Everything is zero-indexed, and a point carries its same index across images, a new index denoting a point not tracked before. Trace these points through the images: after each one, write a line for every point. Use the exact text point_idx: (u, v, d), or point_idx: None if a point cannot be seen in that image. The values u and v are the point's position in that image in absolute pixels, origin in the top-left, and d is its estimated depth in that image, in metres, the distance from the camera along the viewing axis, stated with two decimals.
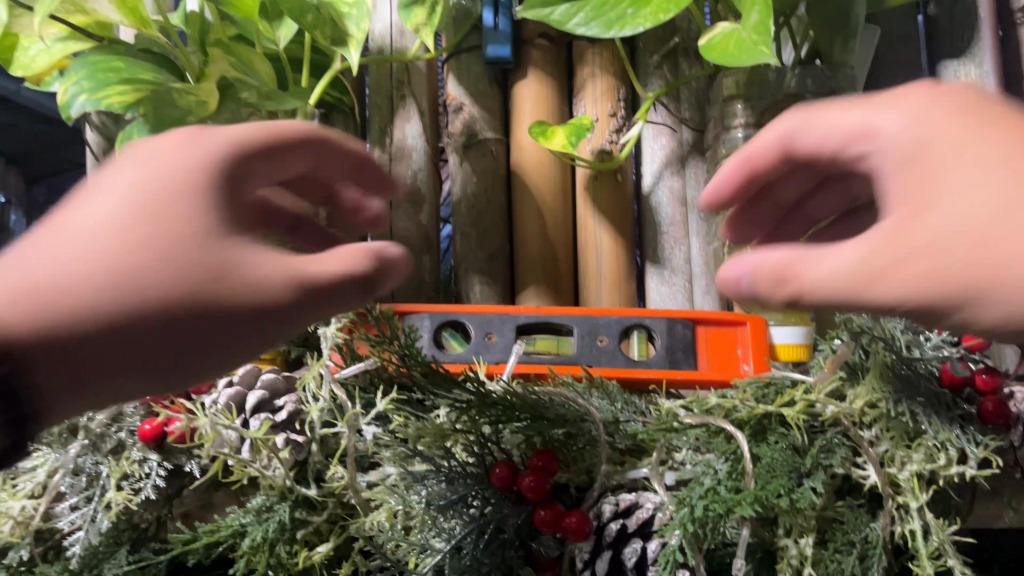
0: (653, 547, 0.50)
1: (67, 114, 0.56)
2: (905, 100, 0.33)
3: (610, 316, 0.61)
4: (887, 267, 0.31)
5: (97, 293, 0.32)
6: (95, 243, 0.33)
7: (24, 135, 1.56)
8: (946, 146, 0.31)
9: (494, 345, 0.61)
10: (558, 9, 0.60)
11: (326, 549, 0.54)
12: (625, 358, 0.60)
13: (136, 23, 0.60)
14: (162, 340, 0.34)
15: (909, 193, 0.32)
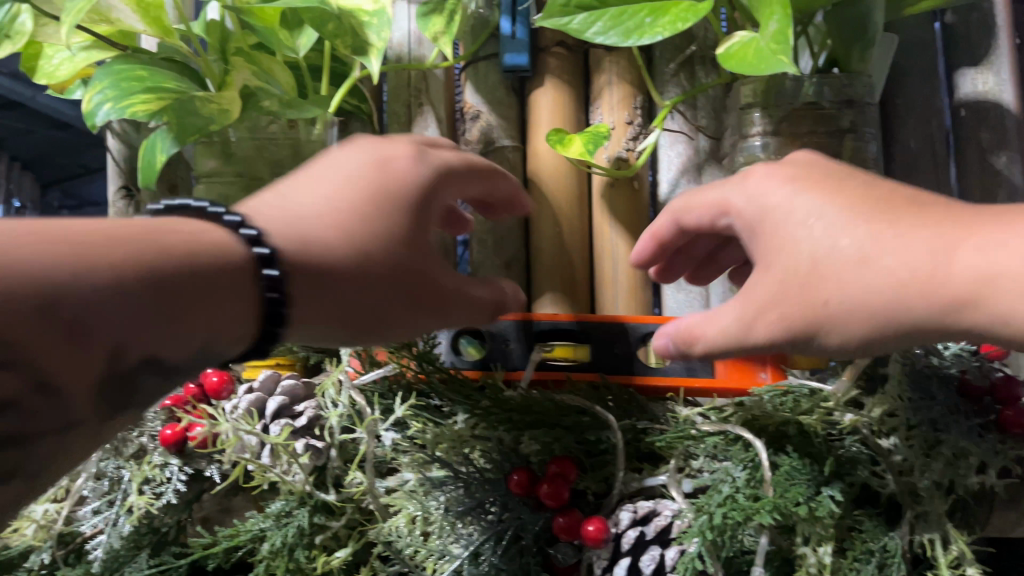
0: (671, 555, 0.49)
1: (92, 123, 0.57)
2: (751, 180, 0.44)
3: (626, 324, 0.62)
4: (757, 310, 0.40)
5: (337, 242, 0.39)
6: (346, 213, 0.40)
7: (40, 140, 1.57)
8: (786, 212, 0.41)
9: (512, 352, 0.62)
10: (576, 18, 0.60)
11: (344, 555, 0.54)
12: (642, 366, 0.61)
13: (160, 32, 0.60)
14: (365, 294, 0.40)
15: (765, 252, 0.41)
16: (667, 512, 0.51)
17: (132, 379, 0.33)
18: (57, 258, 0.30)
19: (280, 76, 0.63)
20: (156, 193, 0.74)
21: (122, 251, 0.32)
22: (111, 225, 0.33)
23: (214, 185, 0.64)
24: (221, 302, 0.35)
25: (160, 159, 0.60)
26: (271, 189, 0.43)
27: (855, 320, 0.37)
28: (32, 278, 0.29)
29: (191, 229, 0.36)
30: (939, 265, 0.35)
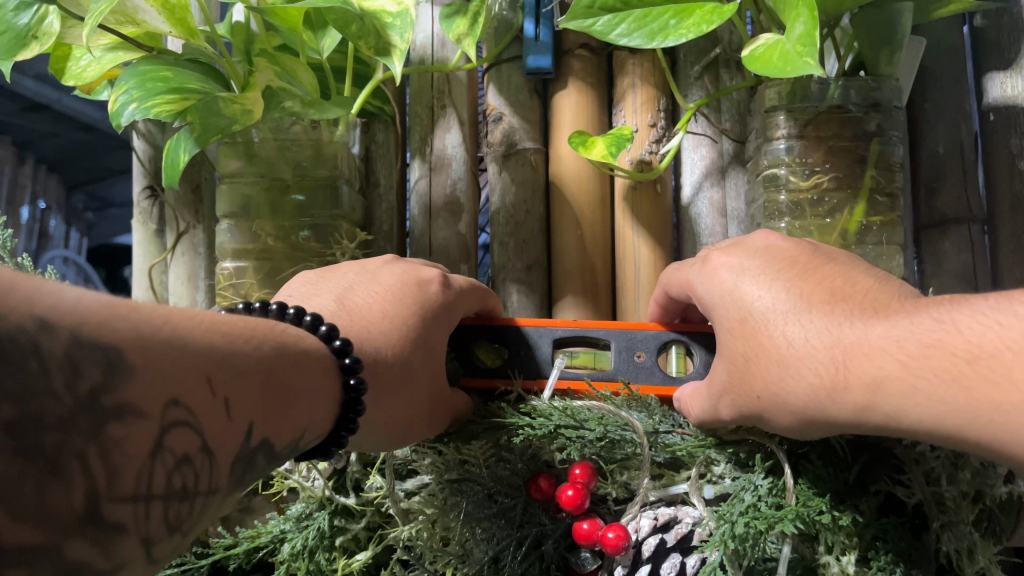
0: (692, 562, 0.50)
1: (117, 123, 0.57)
2: (710, 266, 0.50)
3: (649, 330, 0.58)
4: (714, 397, 0.47)
5: (387, 329, 0.50)
6: (386, 320, 0.50)
7: (66, 142, 1.60)
8: (728, 303, 0.47)
9: (531, 358, 0.59)
10: (600, 20, 0.59)
11: (364, 559, 0.55)
12: (663, 374, 0.58)
13: (185, 33, 0.61)
14: (404, 396, 0.49)
15: (720, 340, 0.47)
16: (689, 520, 0.52)
17: (254, 454, 0.38)
18: (230, 341, 0.38)
19: (302, 78, 0.63)
20: (180, 194, 0.74)
21: (251, 342, 0.39)
22: (237, 324, 0.40)
23: (237, 186, 0.65)
24: (316, 392, 0.43)
25: (184, 159, 0.59)
26: (333, 293, 0.52)
27: (786, 410, 0.42)
28: (212, 351, 0.36)
29: (293, 334, 0.43)
30: (841, 370, 0.40)
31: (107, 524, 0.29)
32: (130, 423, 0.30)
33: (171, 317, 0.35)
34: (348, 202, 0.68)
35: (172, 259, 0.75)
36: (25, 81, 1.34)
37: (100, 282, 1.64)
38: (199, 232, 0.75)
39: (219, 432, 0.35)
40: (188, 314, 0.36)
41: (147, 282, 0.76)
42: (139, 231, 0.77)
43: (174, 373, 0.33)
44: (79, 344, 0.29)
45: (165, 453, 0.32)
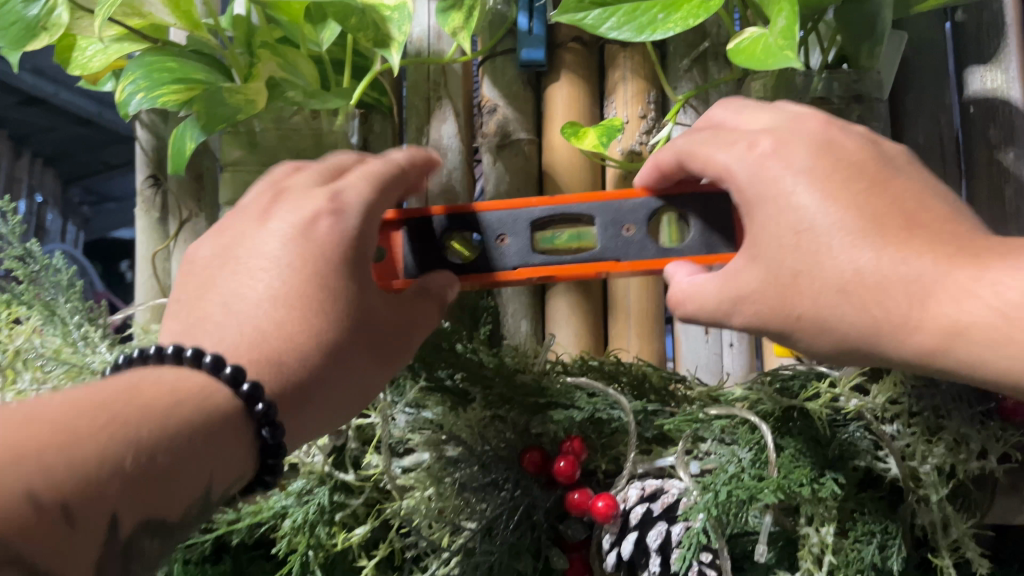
0: (677, 531, 0.52)
1: (125, 112, 0.59)
2: (755, 157, 0.46)
3: (635, 198, 0.51)
4: (732, 300, 0.45)
5: (289, 326, 0.44)
6: (277, 311, 0.45)
7: (62, 136, 1.62)
8: (780, 206, 0.44)
9: (508, 249, 0.52)
10: (591, 14, 0.61)
11: (364, 532, 0.58)
12: (656, 247, 0.51)
13: (190, 26, 0.63)
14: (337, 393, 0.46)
15: (756, 240, 0.45)
16: (674, 490, 0.54)
17: (129, 547, 0.36)
18: (67, 439, 0.35)
19: (303, 69, 0.64)
20: (184, 182, 0.76)
21: (95, 430, 0.36)
22: (86, 404, 0.37)
23: (239, 175, 0.67)
24: (208, 454, 0.40)
25: (190, 147, 0.61)
26: (218, 297, 0.46)
27: (818, 333, 0.43)
28: (33, 463, 0.33)
29: (166, 393, 0.40)
30: (916, 312, 0.40)
31: None
32: None
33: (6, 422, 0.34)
34: None
35: (175, 246, 0.77)
36: (24, 73, 1.37)
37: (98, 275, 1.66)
38: (201, 220, 0.76)
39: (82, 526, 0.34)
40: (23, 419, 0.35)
41: (151, 268, 0.77)
42: (142, 220, 0.79)
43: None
44: None
45: None
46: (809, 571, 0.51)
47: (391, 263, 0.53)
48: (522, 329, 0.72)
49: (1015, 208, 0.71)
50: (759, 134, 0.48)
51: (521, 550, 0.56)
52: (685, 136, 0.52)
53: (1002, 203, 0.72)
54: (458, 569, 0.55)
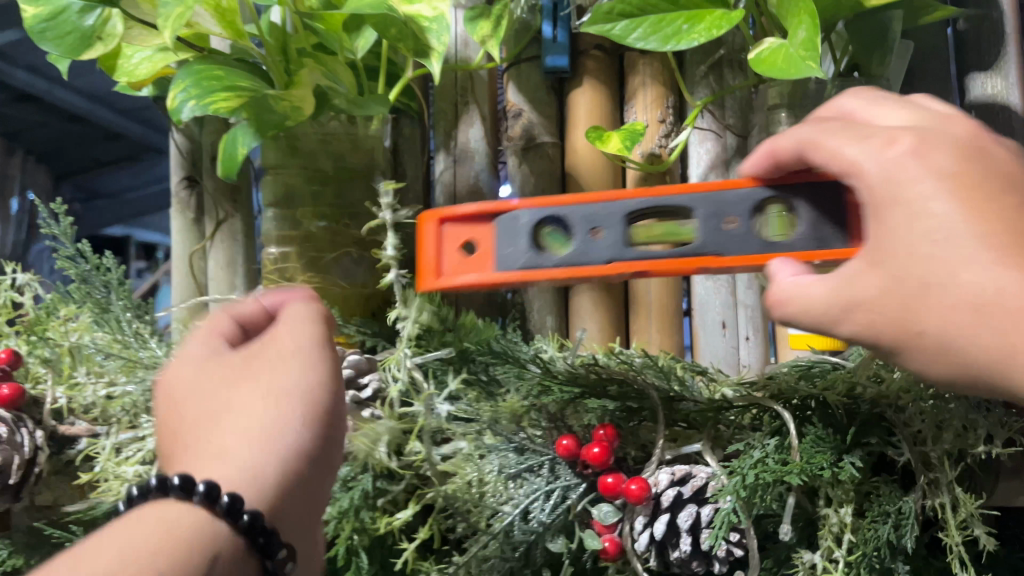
0: (707, 512, 0.56)
1: (176, 119, 0.61)
2: (893, 153, 0.41)
3: (742, 187, 0.47)
4: (843, 306, 0.41)
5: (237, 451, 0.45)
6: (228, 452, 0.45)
7: (53, 130, 1.70)
8: (917, 212, 0.39)
9: (600, 242, 0.48)
10: (618, 24, 0.64)
11: (405, 516, 0.61)
12: (760, 241, 0.46)
13: (234, 34, 0.65)
14: (302, 483, 0.46)
15: (879, 245, 0.41)
16: (702, 474, 0.58)
17: None
18: None
19: (342, 76, 0.67)
20: (219, 183, 0.79)
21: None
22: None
23: (281, 176, 0.70)
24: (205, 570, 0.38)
25: (241, 152, 0.64)
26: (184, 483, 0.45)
27: (934, 355, 0.40)
28: None
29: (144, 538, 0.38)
30: None
31: None
32: None
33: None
34: (382, 191, 0.73)
35: (211, 246, 0.79)
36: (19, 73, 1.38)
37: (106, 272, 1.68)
38: (237, 220, 0.79)
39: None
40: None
41: (188, 266, 0.80)
42: (177, 220, 0.81)
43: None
44: None
45: None
46: (829, 548, 0.55)
47: (481, 256, 0.50)
48: (547, 324, 0.76)
49: None
50: (899, 130, 0.43)
51: (554, 531, 0.60)
52: (809, 120, 0.47)
53: None
54: (497, 551, 0.59)
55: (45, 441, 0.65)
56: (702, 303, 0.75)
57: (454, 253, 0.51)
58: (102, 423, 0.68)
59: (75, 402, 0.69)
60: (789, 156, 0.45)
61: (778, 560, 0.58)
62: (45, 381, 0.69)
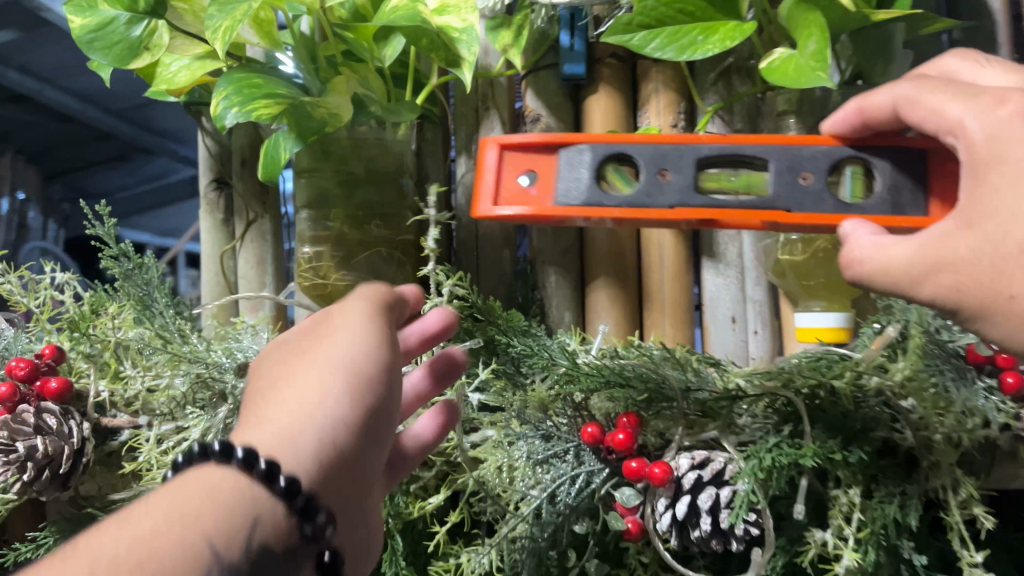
0: (725, 493, 0.60)
1: (220, 125, 0.64)
2: (999, 114, 0.46)
3: (817, 146, 0.54)
4: (927, 268, 0.46)
5: (281, 415, 0.46)
6: (274, 414, 0.46)
7: (46, 129, 1.75)
8: (1023, 173, 0.44)
9: (669, 184, 0.54)
10: (637, 35, 0.68)
11: (436, 501, 0.65)
12: (833, 200, 0.53)
13: (271, 44, 0.70)
14: (353, 458, 0.47)
15: (974, 207, 0.45)
16: (720, 458, 0.62)
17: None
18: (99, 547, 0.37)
19: (373, 84, 0.71)
20: (249, 185, 0.82)
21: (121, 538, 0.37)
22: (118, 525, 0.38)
23: (315, 179, 0.73)
24: (230, 523, 0.40)
25: (283, 156, 0.67)
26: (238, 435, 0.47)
27: (1023, 320, 0.44)
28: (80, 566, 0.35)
29: (187, 495, 0.40)
30: None
31: None
32: None
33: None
34: (409, 193, 0.76)
35: (241, 246, 0.83)
36: None
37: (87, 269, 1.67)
38: (266, 220, 0.82)
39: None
40: (90, 573, 0.35)
41: (218, 265, 0.83)
42: (206, 221, 0.84)
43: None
44: None
45: None
46: (839, 527, 0.59)
47: (543, 187, 0.56)
48: (565, 319, 0.80)
49: None
50: (1006, 91, 0.47)
51: (580, 512, 0.65)
52: (910, 77, 0.52)
53: None
54: (526, 532, 0.63)
55: (91, 432, 0.68)
56: (713, 298, 0.80)
57: (516, 182, 0.56)
58: (143, 415, 0.71)
59: (116, 395, 0.72)
60: (884, 113, 0.51)
61: (792, 538, 0.62)
62: (88, 374, 0.72)
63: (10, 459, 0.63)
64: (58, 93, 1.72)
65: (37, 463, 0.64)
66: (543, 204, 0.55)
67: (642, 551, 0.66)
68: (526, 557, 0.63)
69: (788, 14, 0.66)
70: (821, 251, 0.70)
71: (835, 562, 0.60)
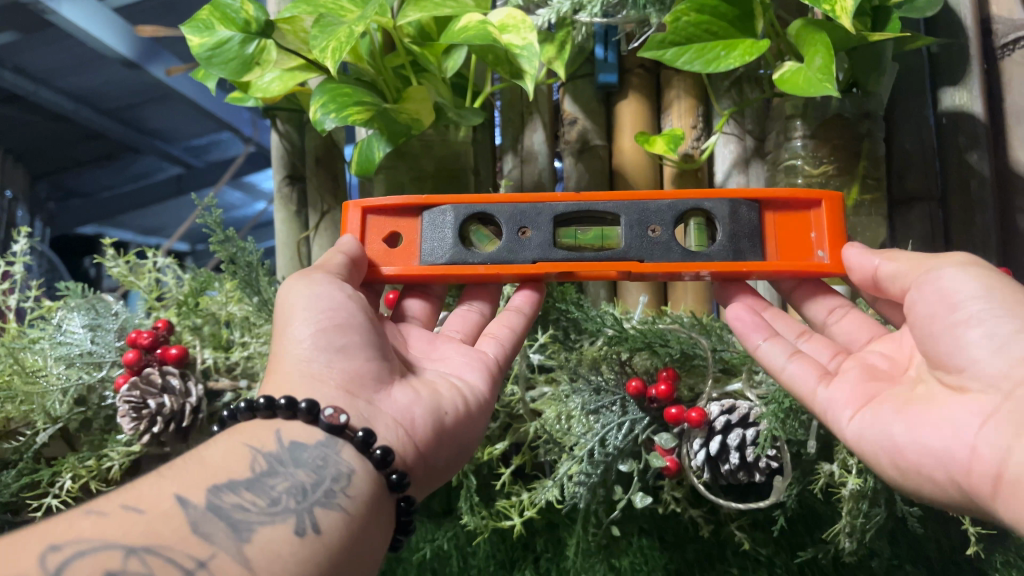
0: (751, 433, 0.72)
1: (319, 129, 0.75)
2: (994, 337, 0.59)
3: (660, 202, 0.68)
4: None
5: (291, 367, 0.60)
6: (290, 366, 0.60)
7: (36, 130, 1.56)
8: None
9: (529, 239, 0.69)
10: (669, 51, 0.80)
11: (503, 446, 0.79)
12: (681, 250, 0.67)
13: (356, 59, 0.82)
14: (339, 368, 0.60)
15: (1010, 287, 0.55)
16: (745, 404, 0.73)
17: (224, 489, 0.50)
18: (171, 463, 0.53)
19: (442, 90, 0.84)
20: (322, 180, 0.94)
21: (193, 460, 0.53)
22: (188, 453, 0.54)
23: (391, 174, 0.87)
24: (244, 436, 0.56)
25: (376, 154, 0.79)
26: (281, 378, 0.60)
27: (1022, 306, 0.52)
28: (156, 470, 0.51)
29: (230, 439, 0.55)
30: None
31: (146, 553, 0.44)
32: (94, 517, 0.46)
33: (160, 475, 0.51)
34: (471, 188, 0.90)
35: (316, 235, 0.94)
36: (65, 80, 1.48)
37: (66, 272, 1.66)
38: (337, 211, 0.94)
39: (257, 541, 0.48)
40: (159, 472, 0.51)
41: (295, 250, 0.94)
42: (280, 212, 0.95)
43: (162, 520, 0.47)
44: (85, 509, 0.47)
45: (143, 515, 0.46)
46: (844, 461, 0.72)
47: (410, 240, 0.72)
48: (601, 294, 0.92)
49: (978, 196, 0.93)
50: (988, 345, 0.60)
51: (624, 454, 0.75)
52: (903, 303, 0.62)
53: (969, 192, 0.93)
54: (582, 470, 0.73)
55: (204, 392, 0.80)
56: None
57: (382, 236, 0.72)
58: (242, 378, 0.82)
59: (219, 363, 0.84)
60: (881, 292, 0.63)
61: (804, 471, 0.76)
62: (194, 345, 0.84)
63: (141, 415, 0.74)
64: (56, 92, 1.51)
65: (165, 417, 0.74)
66: (410, 263, 0.71)
67: (675, 488, 0.78)
68: (583, 490, 0.73)
69: (795, 35, 0.79)
70: None
71: (841, 487, 0.73)
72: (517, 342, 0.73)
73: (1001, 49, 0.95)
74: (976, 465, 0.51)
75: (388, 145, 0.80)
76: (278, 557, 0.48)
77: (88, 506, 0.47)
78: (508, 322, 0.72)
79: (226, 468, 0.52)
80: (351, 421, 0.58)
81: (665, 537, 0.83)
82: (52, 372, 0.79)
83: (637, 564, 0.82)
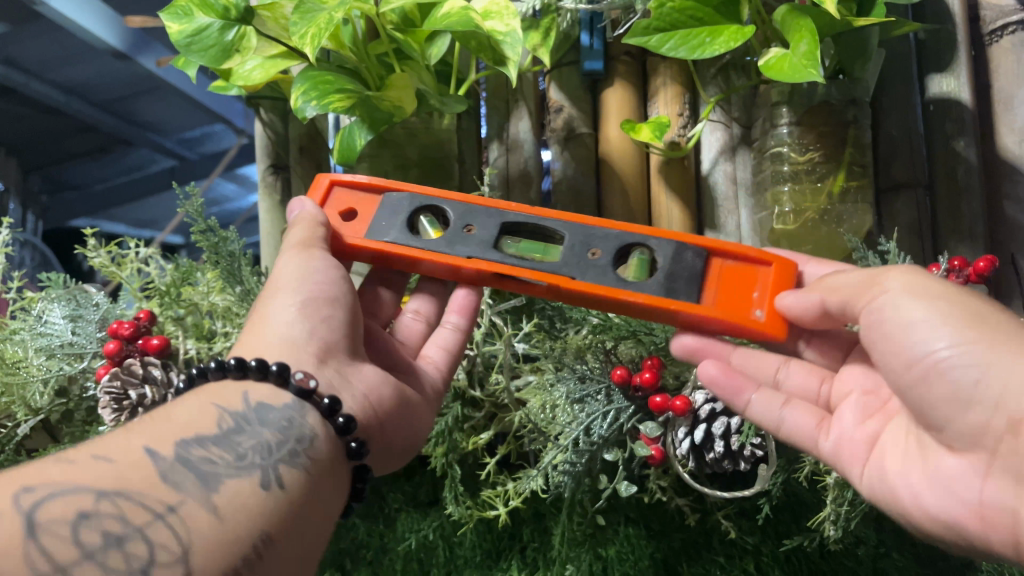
0: (736, 421, 0.72)
1: (300, 117, 0.74)
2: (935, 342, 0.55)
3: (608, 230, 0.67)
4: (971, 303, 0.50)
5: (263, 333, 0.60)
6: (272, 330, 0.60)
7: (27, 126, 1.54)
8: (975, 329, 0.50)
9: (472, 235, 0.68)
10: (653, 37, 0.79)
11: (487, 435, 0.78)
12: (614, 276, 0.64)
13: (336, 45, 0.80)
14: (319, 337, 0.60)
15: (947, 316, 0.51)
16: None
17: (194, 442, 0.50)
18: (139, 422, 0.52)
19: (426, 78, 0.83)
20: (306, 169, 0.93)
21: (163, 417, 0.52)
22: (156, 411, 0.54)
23: (376, 161, 0.86)
24: (218, 394, 0.55)
25: (358, 143, 0.78)
26: (256, 345, 0.59)
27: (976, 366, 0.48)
28: (127, 428, 0.51)
29: (204, 395, 0.55)
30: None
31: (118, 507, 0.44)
32: (65, 468, 0.45)
33: (128, 431, 0.50)
34: (456, 177, 0.89)
35: None
36: (54, 73, 1.45)
37: (59, 266, 1.65)
38: None
39: (224, 492, 0.47)
40: (127, 429, 0.51)
41: (278, 240, 0.94)
42: (264, 201, 0.95)
43: (131, 470, 0.46)
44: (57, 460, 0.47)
45: (115, 468, 0.46)
46: None
47: (364, 218, 0.71)
48: None
49: (965, 183, 0.92)
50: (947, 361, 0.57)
51: (610, 443, 0.74)
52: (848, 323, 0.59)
53: (955, 178, 0.92)
54: (567, 459, 0.72)
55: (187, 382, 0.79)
56: None
57: (342, 208, 0.72)
58: None
59: (202, 353, 0.83)
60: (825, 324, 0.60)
61: (789, 458, 0.76)
62: (176, 335, 0.84)
63: (122, 405, 0.74)
64: (45, 84, 1.47)
65: (146, 408, 0.74)
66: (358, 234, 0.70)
67: (660, 477, 0.77)
68: (568, 478, 0.73)
69: (781, 20, 0.78)
70: (808, 221, 0.85)
71: (825, 475, 0.74)
72: (456, 359, 0.73)
73: (989, 36, 0.95)
74: (990, 532, 0.50)
75: (370, 133, 0.79)
76: (246, 507, 0.47)
77: (57, 457, 0.47)
78: (444, 341, 0.73)
79: (194, 424, 0.52)
80: (319, 387, 0.57)
81: (651, 526, 0.83)
82: (32, 364, 0.78)
83: (623, 553, 0.80)
